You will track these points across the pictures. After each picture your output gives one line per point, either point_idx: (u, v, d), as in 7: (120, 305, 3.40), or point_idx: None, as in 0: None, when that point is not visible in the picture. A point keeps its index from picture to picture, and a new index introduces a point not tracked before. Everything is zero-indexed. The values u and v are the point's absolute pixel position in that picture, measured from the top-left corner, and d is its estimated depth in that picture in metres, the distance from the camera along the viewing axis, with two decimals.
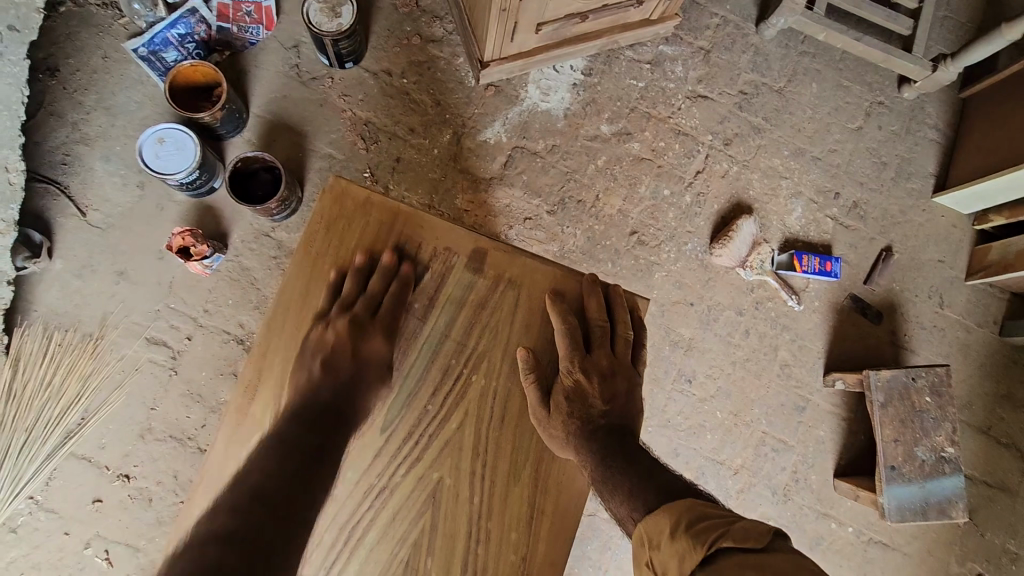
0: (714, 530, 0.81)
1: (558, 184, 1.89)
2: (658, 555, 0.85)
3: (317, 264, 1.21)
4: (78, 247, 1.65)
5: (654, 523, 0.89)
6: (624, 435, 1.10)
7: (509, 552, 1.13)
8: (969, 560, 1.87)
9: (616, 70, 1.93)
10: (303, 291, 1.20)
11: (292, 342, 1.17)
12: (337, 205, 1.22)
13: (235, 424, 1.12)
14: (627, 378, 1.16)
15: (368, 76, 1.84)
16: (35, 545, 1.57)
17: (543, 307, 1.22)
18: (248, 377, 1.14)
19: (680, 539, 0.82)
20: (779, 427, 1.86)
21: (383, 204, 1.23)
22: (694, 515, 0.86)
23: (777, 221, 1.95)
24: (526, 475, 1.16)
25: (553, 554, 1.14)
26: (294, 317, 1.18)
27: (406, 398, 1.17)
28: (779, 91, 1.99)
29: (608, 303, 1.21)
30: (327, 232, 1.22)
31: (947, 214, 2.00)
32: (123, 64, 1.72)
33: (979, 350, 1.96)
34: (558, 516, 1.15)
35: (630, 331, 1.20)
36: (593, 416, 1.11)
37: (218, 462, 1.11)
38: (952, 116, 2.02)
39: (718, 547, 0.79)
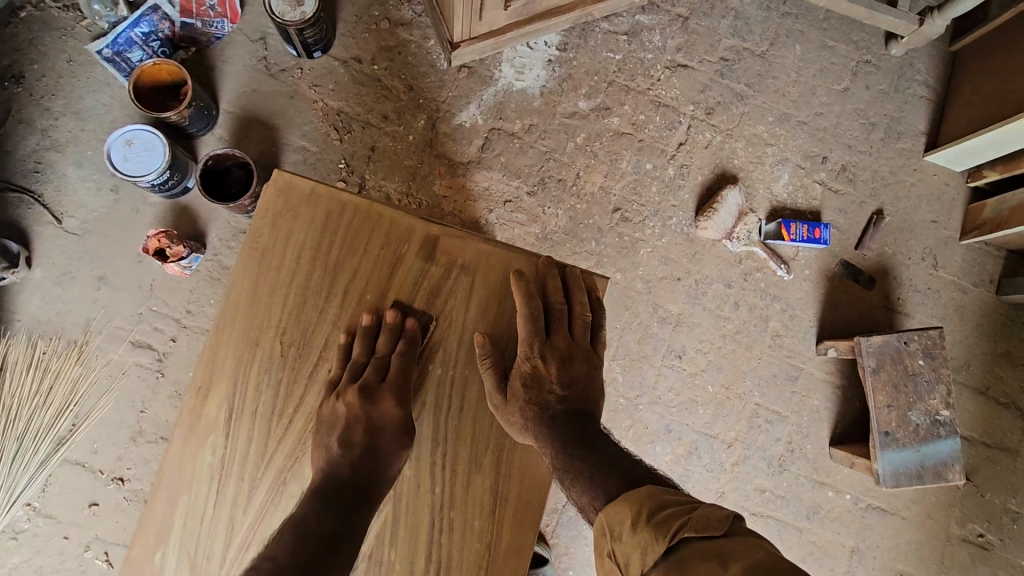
0: (677, 518, 0.82)
1: (537, 164, 1.85)
2: (620, 546, 0.84)
3: (263, 261, 1.16)
4: (57, 255, 1.65)
5: (614, 513, 0.89)
6: (585, 421, 1.09)
7: (474, 540, 1.14)
8: (969, 522, 1.86)
9: (591, 44, 1.88)
10: (252, 288, 1.16)
11: (242, 343, 1.14)
12: (282, 197, 1.18)
13: (190, 427, 1.12)
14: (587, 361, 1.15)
15: (338, 65, 1.80)
16: (36, 551, 1.59)
17: (499, 292, 1.20)
18: (202, 378, 1.13)
19: (642, 532, 0.82)
20: (772, 398, 1.84)
21: (330, 195, 1.19)
22: (654, 505, 0.86)
23: (763, 189, 1.91)
24: (487, 462, 1.16)
25: (517, 541, 1.15)
26: (244, 316, 1.15)
27: None
28: (762, 55, 1.94)
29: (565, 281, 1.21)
30: (273, 225, 1.18)
31: (939, 172, 1.95)
32: (88, 66, 1.70)
33: (975, 310, 1.92)
34: (521, 503, 1.15)
35: (587, 309, 1.18)
36: (548, 403, 1.09)
37: (177, 463, 1.11)
38: (942, 71, 1.96)
39: (680, 537, 0.79)
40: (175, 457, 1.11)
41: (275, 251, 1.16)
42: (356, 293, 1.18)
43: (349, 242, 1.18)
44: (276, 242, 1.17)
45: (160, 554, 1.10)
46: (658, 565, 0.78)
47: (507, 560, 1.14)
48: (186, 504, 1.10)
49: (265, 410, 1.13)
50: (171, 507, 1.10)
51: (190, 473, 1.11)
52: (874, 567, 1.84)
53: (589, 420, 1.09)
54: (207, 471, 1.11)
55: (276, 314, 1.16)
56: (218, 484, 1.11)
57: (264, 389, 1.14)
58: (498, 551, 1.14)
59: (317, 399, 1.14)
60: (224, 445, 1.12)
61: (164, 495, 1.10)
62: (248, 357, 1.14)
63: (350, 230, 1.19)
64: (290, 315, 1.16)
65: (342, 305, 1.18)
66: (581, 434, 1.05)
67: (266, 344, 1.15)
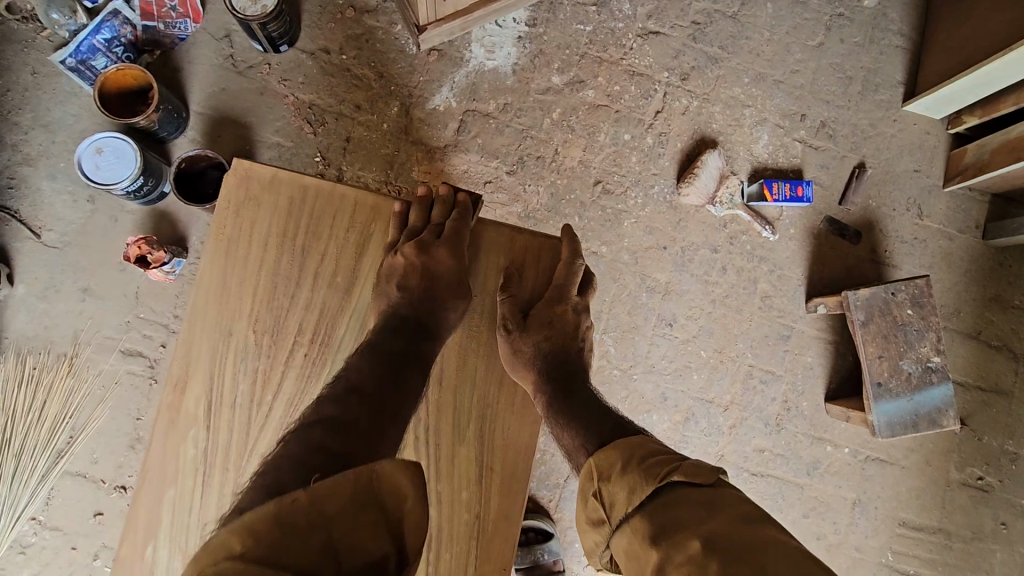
0: (666, 463, 0.88)
1: (514, 143, 1.84)
2: (607, 488, 0.90)
3: (230, 252, 1.15)
4: (39, 270, 1.64)
5: (604, 457, 0.94)
6: (572, 380, 1.12)
7: (463, 511, 1.14)
8: (967, 466, 1.87)
9: (561, 17, 1.86)
10: (221, 280, 1.15)
11: (216, 336, 1.14)
12: (244, 187, 1.17)
13: (171, 421, 1.12)
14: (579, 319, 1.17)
15: (306, 57, 1.78)
16: (45, 563, 1.60)
17: (472, 267, 1.20)
18: (178, 372, 1.13)
19: (632, 473, 0.88)
20: (766, 358, 1.85)
21: (292, 180, 1.17)
22: (645, 451, 0.92)
23: (744, 151, 1.90)
24: (471, 434, 1.16)
25: (506, 510, 1.15)
26: (215, 308, 1.14)
27: (339, 372, 1.15)
28: (733, 16, 1.92)
29: (541, 246, 1.21)
30: (237, 216, 1.16)
31: (918, 122, 1.94)
32: (53, 77, 1.68)
33: (963, 257, 1.92)
34: (507, 470, 1.16)
35: (580, 259, 1.19)
36: (540, 362, 1.10)
37: (160, 458, 1.11)
38: (916, 20, 1.95)
39: (668, 480, 0.85)
40: (157, 452, 1.11)
41: (240, 241, 1.15)
42: (326, 277, 1.17)
43: (315, 227, 1.17)
44: (242, 233, 1.16)
45: (150, 548, 1.10)
46: (644, 506, 0.85)
47: (497, 529, 1.15)
48: (172, 498, 1.11)
49: (243, 399, 1.13)
50: (156, 502, 1.10)
51: (174, 469, 1.11)
52: (876, 517, 1.85)
53: (576, 380, 1.12)
54: (190, 464, 1.11)
55: (247, 305, 1.15)
56: (202, 477, 1.11)
57: (241, 379, 1.14)
58: (488, 522, 1.15)
59: (296, 384, 1.14)
60: (205, 437, 1.12)
61: (150, 490, 1.10)
62: (222, 349, 1.14)
63: (317, 215, 1.18)
64: (263, 303, 1.15)
65: (313, 291, 1.16)
66: (567, 400, 1.08)
67: (240, 333, 1.14)
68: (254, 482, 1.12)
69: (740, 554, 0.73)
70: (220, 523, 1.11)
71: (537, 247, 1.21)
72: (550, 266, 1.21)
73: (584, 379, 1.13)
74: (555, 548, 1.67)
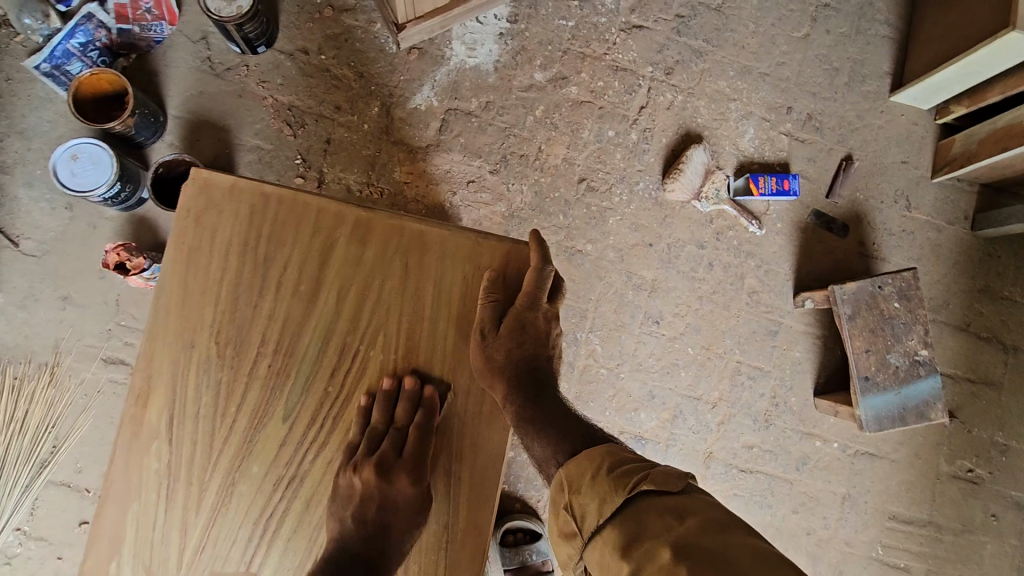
0: (635, 472, 0.87)
1: (497, 141, 1.82)
2: (578, 499, 0.89)
3: (190, 262, 1.14)
4: (18, 279, 1.62)
5: (574, 468, 0.93)
6: (543, 386, 1.10)
7: (432, 518, 1.13)
8: (957, 458, 1.87)
9: (543, 13, 1.84)
10: (181, 290, 1.13)
11: (177, 347, 1.13)
12: (203, 195, 1.15)
13: (133, 434, 1.11)
14: (548, 325, 1.15)
15: (284, 58, 1.76)
16: (31, 573, 1.60)
17: (437, 273, 1.18)
18: (139, 384, 1.11)
19: (602, 484, 0.87)
20: (754, 354, 1.84)
21: (252, 187, 1.16)
22: (615, 461, 0.91)
23: (730, 146, 1.89)
24: (439, 440, 1.15)
25: (476, 517, 1.14)
26: (177, 318, 1.13)
27: (304, 382, 1.14)
28: (718, 8, 1.90)
29: (510, 250, 1.19)
30: (196, 224, 1.14)
31: (906, 112, 1.92)
32: (28, 83, 1.66)
33: (951, 248, 1.91)
34: (477, 476, 1.15)
35: (550, 264, 1.13)
36: (510, 370, 1.09)
37: (124, 471, 1.10)
38: (902, 9, 1.93)
39: (638, 490, 0.85)
40: (120, 466, 1.10)
41: (201, 250, 1.14)
42: (289, 286, 1.15)
43: (277, 235, 1.15)
44: (203, 241, 1.14)
45: (115, 563, 1.10)
46: (615, 517, 0.84)
47: (468, 538, 1.14)
48: (137, 511, 1.10)
49: (208, 411, 1.12)
50: (122, 514, 1.10)
51: (138, 481, 1.10)
52: (867, 511, 1.85)
53: (548, 387, 1.10)
54: (154, 477, 1.11)
55: (209, 315, 1.13)
56: (167, 490, 1.11)
57: (204, 390, 1.12)
58: (458, 528, 1.14)
59: (260, 395, 1.13)
60: (169, 449, 1.11)
61: (115, 503, 1.10)
62: (185, 360, 1.12)
63: (279, 222, 1.16)
64: (226, 314, 1.14)
65: (276, 299, 1.15)
66: (539, 408, 1.06)
67: (202, 344, 1.13)
68: (221, 493, 1.11)
69: (711, 564, 0.73)
70: (189, 534, 1.10)
71: (505, 252, 1.19)
72: (520, 271, 1.18)
73: (556, 387, 1.11)
74: (543, 547, 1.67)
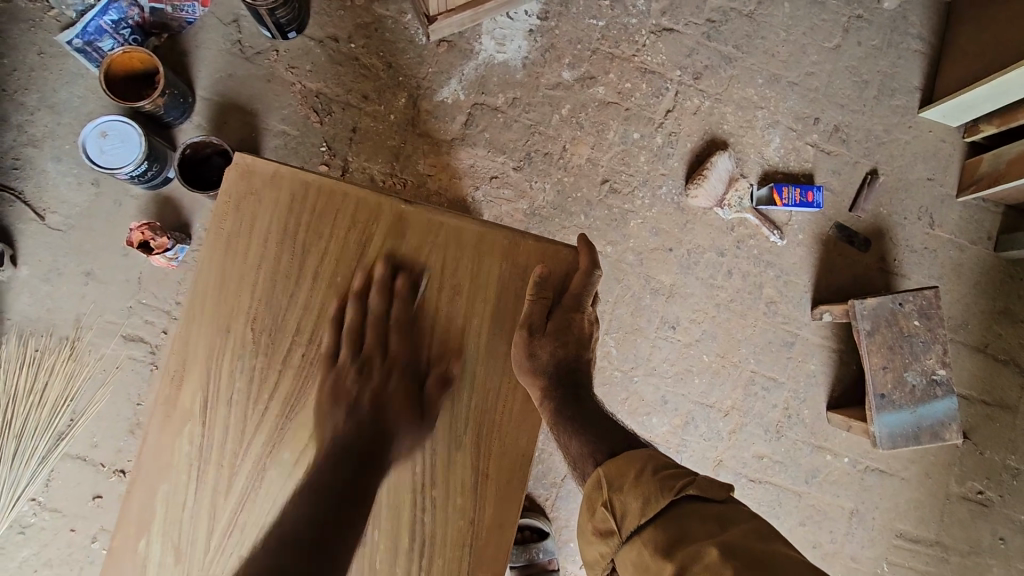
0: (681, 477, 0.87)
1: (522, 139, 1.82)
2: (618, 497, 0.89)
3: (229, 248, 1.15)
4: (42, 252, 1.64)
5: (614, 467, 0.93)
6: (580, 388, 1.11)
7: (457, 516, 1.13)
8: (968, 480, 1.86)
9: (573, 12, 1.83)
10: (220, 276, 1.14)
11: (212, 333, 1.14)
12: (244, 182, 1.16)
13: (166, 416, 1.12)
14: (591, 328, 1.17)
15: (314, 44, 1.76)
16: (45, 543, 1.61)
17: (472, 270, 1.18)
18: (173, 367, 1.13)
19: (646, 484, 0.87)
20: (768, 365, 1.83)
21: (294, 177, 1.17)
22: (657, 463, 0.91)
23: (755, 154, 1.88)
24: (467, 440, 1.15)
25: (500, 516, 1.14)
26: (212, 304, 1.14)
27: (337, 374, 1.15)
28: (749, 15, 1.88)
29: (549, 252, 1.19)
30: (238, 211, 1.15)
31: (934, 129, 1.90)
32: (60, 58, 1.67)
33: (973, 268, 1.90)
34: (502, 478, 1.15)
35: (600, 270, 1.15)
36: (552, 368, 1.10)
37: (154, 453, 1.11)
38: (936, 24, 1.91)
39: (684, 493, 0.85)
40: (150, 448, 1.11)
41: (240, 237, 1.15)
42: (326, 276, 1.16)
43: (316, 225, 1.16)
44: (241, 228, 1.15)
45: (141, 546, 1.10)
46: (658, 518, 0.84)
47: (491, 537, 1.14)
48: (165, 495, 1.11)
49: (240, 397, 1.13)
50: (150, 497, 1.10)
51: (167, 465, 1.11)
52: (874, 527, 1.85)
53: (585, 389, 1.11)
54: (184, 461, 1.12)
55: (246, 303, 1.14)
56: (196, 474, 1.11)
57: (238, 376, 1.13)
58: (481, 530, 1.14)
59: (292, 384, 1.14)
60: (200, 434, 1.12)
61: (144, 484, 1.11)
62: (219, 346, 1.13)
63: (318, 212, 1.16)
64: (263, 299, 1.15)
65: (312, 290, 1.15)
66: (576, 408, 1.07)
67: (237, 331, 1.14)
68: (248, 480, 1.12)
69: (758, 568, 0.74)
70: (213, 520, 1.11)
71: (544, 252, 1.18)
72: (563, 273, 1.18)
73: (591, 389, 1.12)
74: (550, 546, 1.67)
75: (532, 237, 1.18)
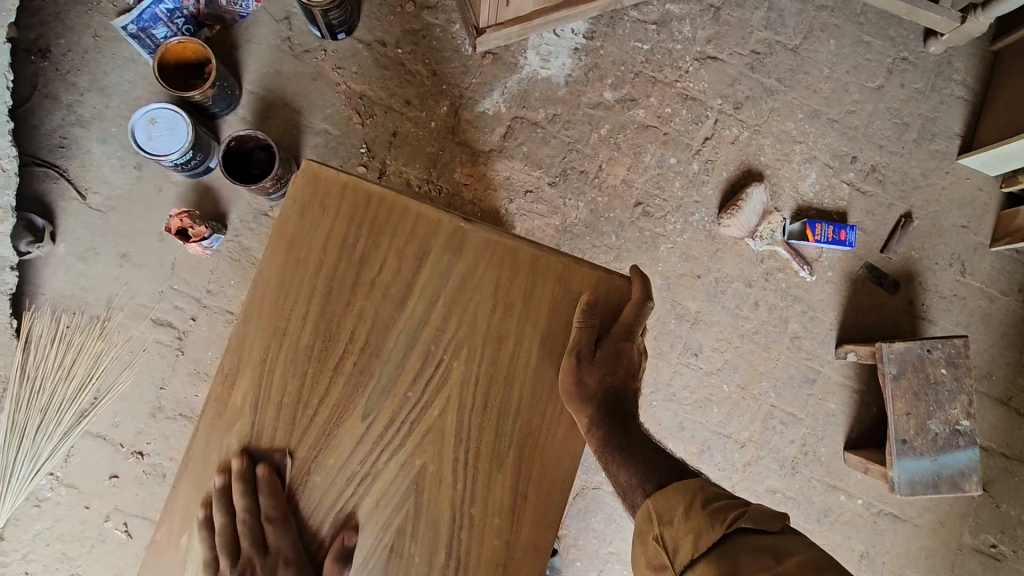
0: (732, 508, 0.90)
1: (559, 155, 1.83)
2: (669, 531, 0.92)
3: (290, 254, 1.15)
4: (81, 231, 1.66)
5: (663, 500, 0.96)
6: (623, 417, 1.13)
7: (493, 536, 1.13)
8: (982, 532, 1.84)
9: (619, 33, 1.84)
10: (278, 279, 1.15)
11: (267, 336, 1.14)
12: (309, 188, 1.16)
13: (217, 414, 1.12)
14: (638, 358, 1.16)
15: (362, 47, 1.78)
16: (59, 518, 1.63)
17: (526, 292, 1.16)
18: (228, 366, 1.13)
19: (697, 518, 0.90)
20: (788, 400, 1.82)
21: (357, 186, 1.16)
22: (707, 495, 0.94)
23: (790, 188, 1.88)
24: (509, 460, 1.14)
25: (537, 538, 1.13)
26: (270, 306, 1.14)
27: (386, 384, 1.15)
28: (794, 49, 1.89)
29: (603, 280, 1.17)
30: (301, 217, 1.15)
31: (972, 176, 1.90)
32: (114, 42, 1.70)
33: (1001, 319, 1.88)
34: (540, 501, 1.14)
35: (652, 301, 1.15)
36: (600, 395, 1.10)
37: (204, 449, 1.12)
38: (980, 72, 1.91)
39: (736, 526, 0.88)
40: (201, 443, 1.12)
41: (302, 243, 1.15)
42: (382, 287, 1.16)
43: (376, 235, 1.16)
44: (304, 234, 1.15)
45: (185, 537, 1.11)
46: (710, 552, 0.86)
47: (527, 559, 1.13)
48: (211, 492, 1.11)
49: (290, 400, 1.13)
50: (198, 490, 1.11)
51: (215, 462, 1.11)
52: (883, 572, 1.83)
53: (630, 420, 1.14)
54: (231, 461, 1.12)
55: (303, 309, 1.15)
56: None
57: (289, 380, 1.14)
58: (517, 551, 1.13)
59: (342, 391, 1.14)
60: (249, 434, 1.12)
61: (192, 477, 1.11)
62: (272, 348, 1.14)
63: (379, 223, 1.16)
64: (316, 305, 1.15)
65: (367, 300, 1.15)
66: (623, 438, 1.10)
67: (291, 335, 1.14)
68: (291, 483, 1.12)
69: None
70: None
71: (598, 280, 1.17)
72: (615, 302, 1.17)
73: (634, 418, 1.14)
74: (557, 564, 1.68)
75: (587, 265, 1.17)
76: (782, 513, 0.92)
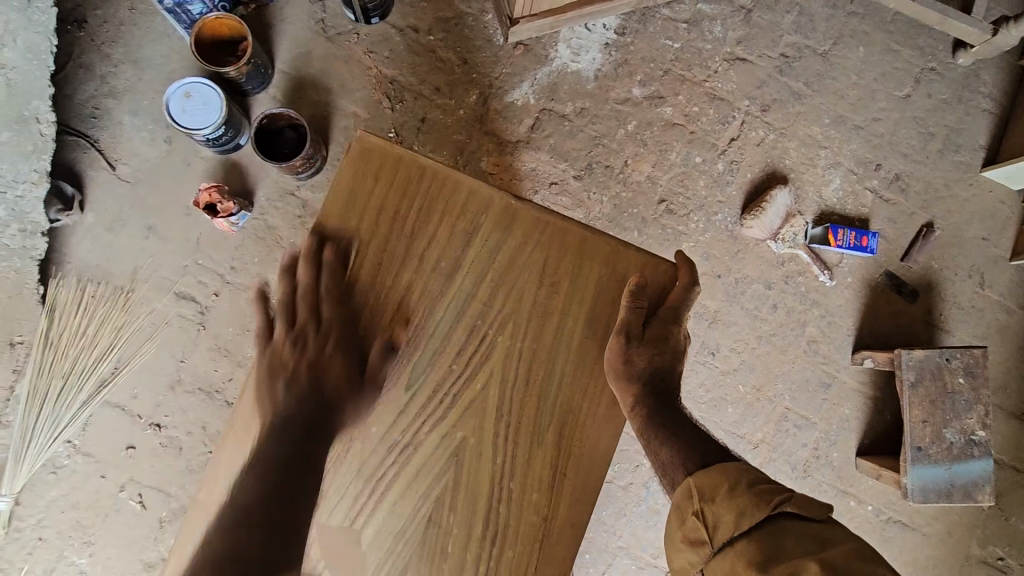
0: (778, 492, 0.92)
1: (585, 148, 1.83)
2: (711, 508, 0.94)
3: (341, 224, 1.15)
4: (109, 201, 1.67)
5: (706, 478, 0.97)
6: (664, 398, 1.17)
7: (531, 511, 1.13)
8: (990, 544, 1.84)
9: (650, 30, 1.85)
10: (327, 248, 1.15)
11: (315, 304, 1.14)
12: (362, 160, 1.17)
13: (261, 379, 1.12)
14: (683, 342, 1.20)
15: (395, 32, 1.79)
16: (74, 486, 1.64)
17: (573, 272, 1.17)
18: (274, 332, 1.13)
19: (741, 498, 0.92)
20: (803, 403, 1.83)
21: (409, 160, 1.17)
22: (752, 478, 0.95)
23: (813, 193, 1.88)
24: (549, 438, 1.15)
25: (573, 515, 1.14)
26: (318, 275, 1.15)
27: (431, 356, 1.15)
28: (823, 55, 1.89)
29: (650, 264, 1.17)
30: (353, 189, 1.16)
31: (995, 189, 1.90)
32: (149, 16, 1.71)
33: (1018, 333, 1.89)
34: (578, 479, 1.14)
35: (698, 287, 1.17)
36: (645, 376, 1.13)
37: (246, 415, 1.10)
38: (1007, 86, 1.91)
39: (781, 509, 0.89)
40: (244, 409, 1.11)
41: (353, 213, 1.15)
42: (430, 261, 1.16)
43: (427, 209, 1.17)
44: (355, 205, 1.16)
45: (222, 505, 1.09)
46: (752, 531, 0.88)
47: (562, 536, 1.14)
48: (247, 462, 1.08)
49: None
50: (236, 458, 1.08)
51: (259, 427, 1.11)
52: None
53: (675, 400, 1.18)
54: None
55: (351, 278, 1.15)
56: None
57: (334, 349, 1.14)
58: (553, 527, 1.13)
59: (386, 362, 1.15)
60: None
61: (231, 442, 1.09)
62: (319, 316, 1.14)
63: (430, 198, 1.17)
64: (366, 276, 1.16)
65: (415, 273, 1.16)
66: (669, 419, 1.15)
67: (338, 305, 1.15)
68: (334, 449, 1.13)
69: None
70: None
71: (645, 263, 1.17)
72: (660, 286, 1.18)
73: (675, 399, 1.19)
74: None
75: (634, 248, 1.17)
76: (826, 505, 0.94)
